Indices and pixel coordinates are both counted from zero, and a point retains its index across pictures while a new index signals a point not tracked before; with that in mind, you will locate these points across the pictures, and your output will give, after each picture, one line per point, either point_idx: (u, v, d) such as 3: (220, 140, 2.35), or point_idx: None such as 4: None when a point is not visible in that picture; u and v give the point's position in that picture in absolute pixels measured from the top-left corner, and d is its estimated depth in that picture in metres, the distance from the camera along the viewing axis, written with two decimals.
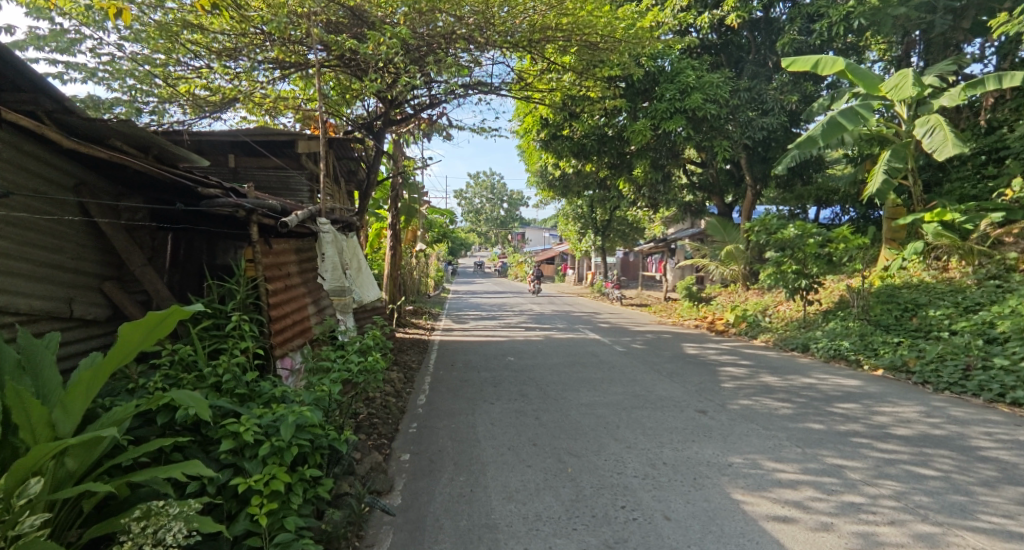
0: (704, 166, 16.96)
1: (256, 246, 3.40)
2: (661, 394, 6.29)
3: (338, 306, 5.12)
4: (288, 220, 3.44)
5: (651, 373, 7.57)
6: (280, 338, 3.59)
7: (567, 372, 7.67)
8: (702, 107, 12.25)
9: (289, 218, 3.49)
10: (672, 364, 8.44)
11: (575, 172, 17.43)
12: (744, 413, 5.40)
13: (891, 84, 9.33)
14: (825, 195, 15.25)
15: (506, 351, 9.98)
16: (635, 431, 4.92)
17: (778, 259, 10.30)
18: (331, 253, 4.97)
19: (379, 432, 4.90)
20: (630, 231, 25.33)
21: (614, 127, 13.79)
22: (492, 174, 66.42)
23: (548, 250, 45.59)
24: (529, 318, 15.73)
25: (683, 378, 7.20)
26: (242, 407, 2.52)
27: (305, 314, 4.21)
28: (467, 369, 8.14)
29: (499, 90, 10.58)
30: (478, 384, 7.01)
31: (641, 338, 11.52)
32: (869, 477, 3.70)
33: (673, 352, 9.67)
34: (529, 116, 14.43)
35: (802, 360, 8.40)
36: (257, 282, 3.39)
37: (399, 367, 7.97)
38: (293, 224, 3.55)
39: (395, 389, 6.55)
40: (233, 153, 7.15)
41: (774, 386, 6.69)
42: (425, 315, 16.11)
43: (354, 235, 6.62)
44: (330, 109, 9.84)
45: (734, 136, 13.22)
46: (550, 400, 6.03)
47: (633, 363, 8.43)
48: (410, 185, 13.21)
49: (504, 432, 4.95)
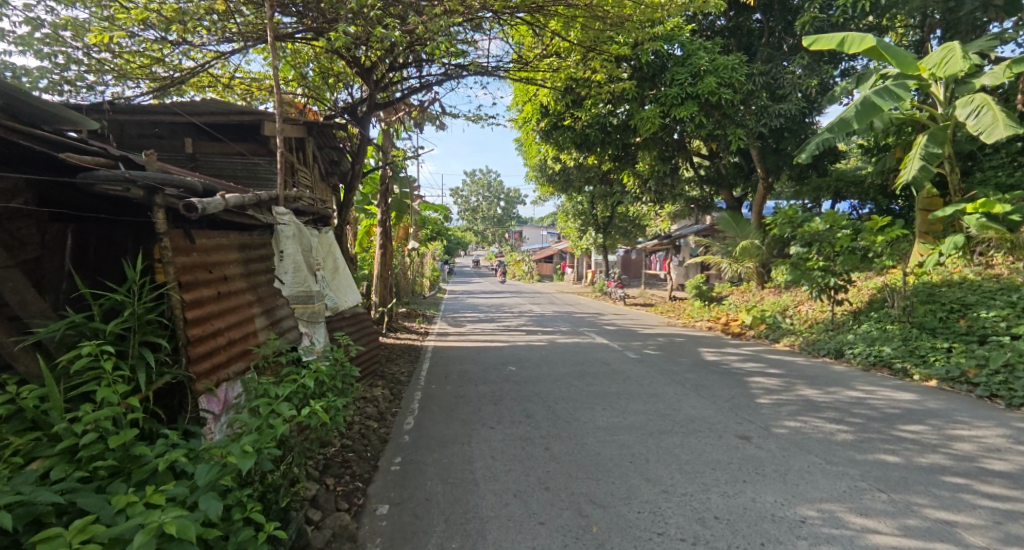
0: (712, 158, 16.11)
1: (165, 241, 2.39)
2: (690, 413, 5.38)
3: (303, 316, 4.12)
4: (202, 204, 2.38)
5: (674, 386, 6.65)
6: (207, 366, 2.59)
7: (578, 385, 6.74)
8: (716, 92, 11.38)
9: (209, 201, 2.45)
10: (693, 373, 7.53)
11: (578, 164, 16.54)
12: (797, 441, 4.48)
13: (935, 60, 8.43)
14: (844, 186, 14.37)
15: (507, 358, 9.05)
16: (669, 467, 4.00)
17: (803, 254, 9.40)
18: (296, 257, 4.08)
19: (350, 473, 3.97)
20: (633, 229, 24.29)
21: (620, 116, 12.89)
22: (488, 172, 65.24)
23: (546, 249, 44.78)
24: (530, 320, 14.82)
25: (711, 392, 6.29)
26: (95, 496, 1.60)
27: (250, 328, 3.21)
28: (463, 381, 7.22)
29: (496, 71, 9.65)
30: (475, 402, 6.09)
31: (653, 342, 10.57)
32: (997, 543, 2.76)
33: (692, 358, 8.78)
34: (529, 104, 13.50)
35: (838, 369, 7.51)
36: (166, 291, 2.38)
37: (386, 381, 7.04)
38: (214, 210, 2.49)
39: (378, 411, 5.63)
40: (190, 137, 6.21)
41: (820, 402, 5.77)
42: (419, 318, 15.15)
43: (330, 230, 5.76)
44: (312, 93, 8.92)
45: (748, 124, 12.33)
46: (560, 424, 5.11)
47: (650, 373, 7.51)
48: (400, 179, 12.25)
49: (508, 470, 4.03)
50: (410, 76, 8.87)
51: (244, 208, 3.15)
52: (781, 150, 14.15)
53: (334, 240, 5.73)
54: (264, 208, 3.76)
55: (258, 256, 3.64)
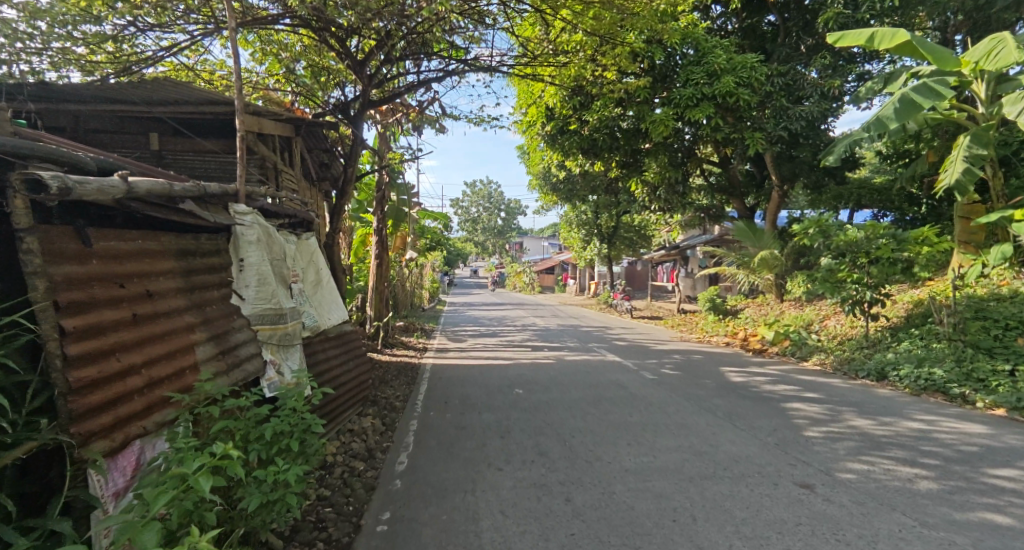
0: (724, 165, 15.47)
1: (32, 242, 1.61)
2: (731, 452, 4.56)
3: (272, 339, 3.31)
4: (75, 183, 1.60)
5: (705, 416, 5.86)
6: (106, 420, 1.79)
7: (595, 415, 5.93)
8: (733, 93, 10.76)
9: (90, 180, 1.67)
10: (722, 399, 6.73)
11: (584, 170, 15.85)
12: (872, 492, 3.66)
13: (980, 52, 7.84)
14: (865, 194, 13.67)
15: (512, 379, 8.25)
16: (724, 529, 3.18)
17: (834, 266, 8.51)
18: (264, 267, 3.32)
19: (324, 539, 3.15)
20: (638, 239, 23.53)
21: (630, 120, 12.25)
22: (489, 183, 64.70)
23: (548, 260, 44.09)
24: (534, 335, 14.03)
25: (749, 423, 5.48)
26: None
27: (189, 360, 2.41)
28: (465, 408, 6.42)
29: (500, 67, 9.06)
30: (478, 436, 5.29)
31: (669, 360, 9.77)
32: None
33: (716, 379, 7.98)
34: (534, 106, 12.85)
35: (884, 393, 6.70)
36: (37, 313, 1.60)
37: (377, 407, 6.25)
38: (100, 192, 1.70)
39: (366, 447, 4.82)
40: (156, 131, 5.49)
41: (879, 437, 4.95)
42: (417, 332, 14.36)
43: (311, 236, 5.05)
44: (303, 91, 8.26)
45: (767, 127, 11.67)
46: (580, 467, 4.35)
47: (673, 399, 6.70)
48: (397, 185, 11.57)
49: (523, 533, 3.22)
50: (407, 71, 8.26)
51: (172, 198, 2.36)
52: (795, 157, 13.56)
53: (319, 246, 5.02)
54: (215, 207, 2.98)
55: (208, 265, 2.85)
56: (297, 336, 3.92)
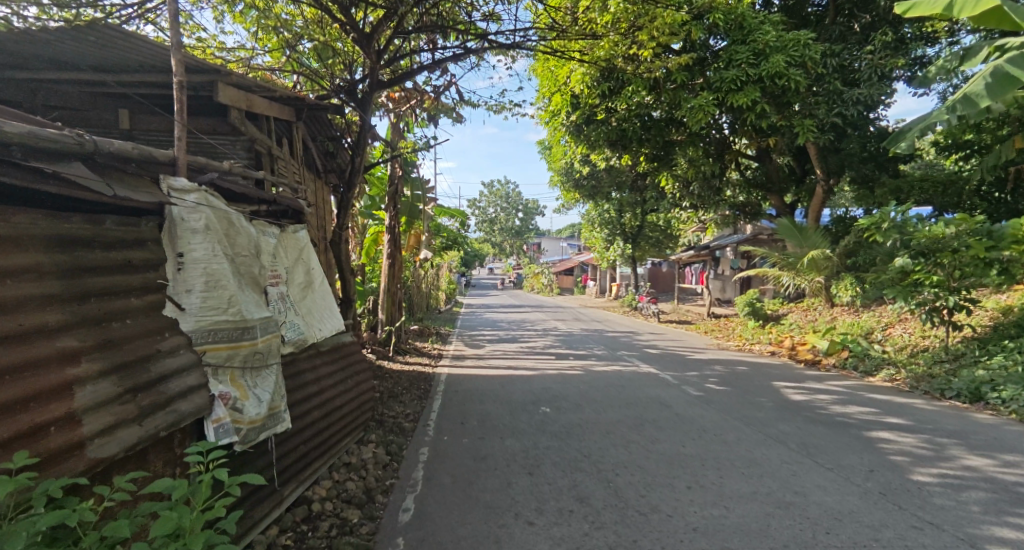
0: (763, 158, 14.31)
1: None
2: (827, 506, 3.55)
3: (240, 362, 2.53)
4: None
5: (775, 446, 4.84)
6: None
7: (641, 446, 4.96)
8: (784, 75, 9.70)
9: None
10: (788, 423, 5.68)
11: (610, 164, 14.87)
12: None
13: None
14: (925, 188, 12.38)
15: (538, 394, 7.31)
16: None
17: (911, 266, 7.36)
18: (215, 263, 2.42)
19: None
20: (664, 239, 22.37)
21: (662, 107, 11.27)
22: (506, 182, 63.64)
23: (567, 261, 43.00)
24: (557, 340, 13.07)
25: (835, 460, 4.45)
26: None
27: (61, 410, 1.53)
28: (484, 432, 5.51)
29: (523, 44, 8.19)
30: (502, 473, 4.37)
31: (712, 373, 8.71)
32: None
33: (773, 398, 6.93)
34: (557, 94, 11.92)
35: (987, 420, 5.58)
36: None
37: (382, 430, 5.39)
38: None
39: (364, 487, 3.95)
40: (126, 108, 4.71)
41: (1015, 484, 3.86)
42: (432, 337, 13.54)
43: (302, 228, 4.22)
44: (308, 73, 7.48)
45: (819, 113, 10.51)
46: (632, 523, 3.39)
47: (729, 423, 5.68)
48: (411, 178, 10.76)
49: None
50: (421, 50, 7.45)
51: (11, 146, 1.49)
52: (842, 148, 12.42)
53: (310, 243, 4.22)
54: (129, 180, 2.09)
55: (110, 263, 1.93)
56: (271, 354, 3.07)
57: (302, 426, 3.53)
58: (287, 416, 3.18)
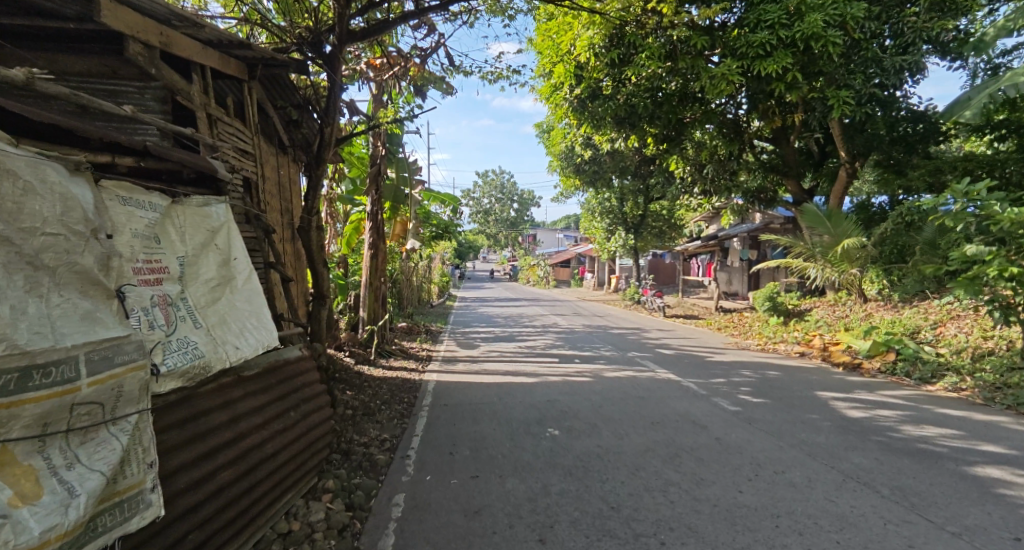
0: (780, 139, 13.11)
1: None
2: None
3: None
4: None
5: (862, 493, 3.66)
6: None
7: (683, 493, 3.75)
8: (821, 36, 8.44)
9: None
10: (862, 454, 4.50)
11: (614, 147, 13.61)
12: None
13: None
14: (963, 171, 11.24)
15: (543, 409, 6.10)
16: None
17: (986, 254, 6.28)
18: None
19: None
20: (668, 229, 21.21)
21: (678, 79, 9.99)
22: (501, 174, 62.13)
23: (564, 254, 41.76)
24: (559, 338, 11.89)
25: (955, 518, 3.27)
26: None
27: None
28: (479, 469, 4.29)
29: None
30: (505, 539, 3.14)
31: (742, 380, 7.55)
32: None
33: (827, 414, 5.76)
34: (559, 65, 10.65)
35: None
36: None
37: (346, 471, 4.16)
38: None
39: None
40: None
41: None
42: (421, 336, 12.30)
43: (220, 203, 2.98)
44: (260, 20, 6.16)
45: (855, 84, 9.32)
46: None
47: (787, 453, 4.51)
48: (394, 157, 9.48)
49: None
50: None
51: None
52: (870, 127, 11.26)
53: (232, 221, 2.98)
54: None
55: None
56: (126, 402, 1.82)
57: (200, 501, 2.31)
58: (157, 499, 1.93)
